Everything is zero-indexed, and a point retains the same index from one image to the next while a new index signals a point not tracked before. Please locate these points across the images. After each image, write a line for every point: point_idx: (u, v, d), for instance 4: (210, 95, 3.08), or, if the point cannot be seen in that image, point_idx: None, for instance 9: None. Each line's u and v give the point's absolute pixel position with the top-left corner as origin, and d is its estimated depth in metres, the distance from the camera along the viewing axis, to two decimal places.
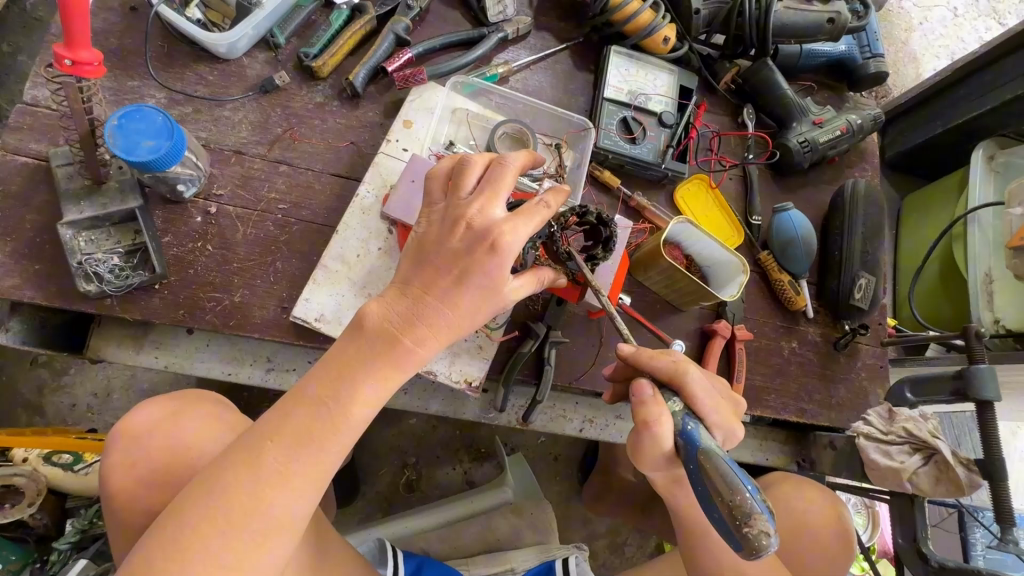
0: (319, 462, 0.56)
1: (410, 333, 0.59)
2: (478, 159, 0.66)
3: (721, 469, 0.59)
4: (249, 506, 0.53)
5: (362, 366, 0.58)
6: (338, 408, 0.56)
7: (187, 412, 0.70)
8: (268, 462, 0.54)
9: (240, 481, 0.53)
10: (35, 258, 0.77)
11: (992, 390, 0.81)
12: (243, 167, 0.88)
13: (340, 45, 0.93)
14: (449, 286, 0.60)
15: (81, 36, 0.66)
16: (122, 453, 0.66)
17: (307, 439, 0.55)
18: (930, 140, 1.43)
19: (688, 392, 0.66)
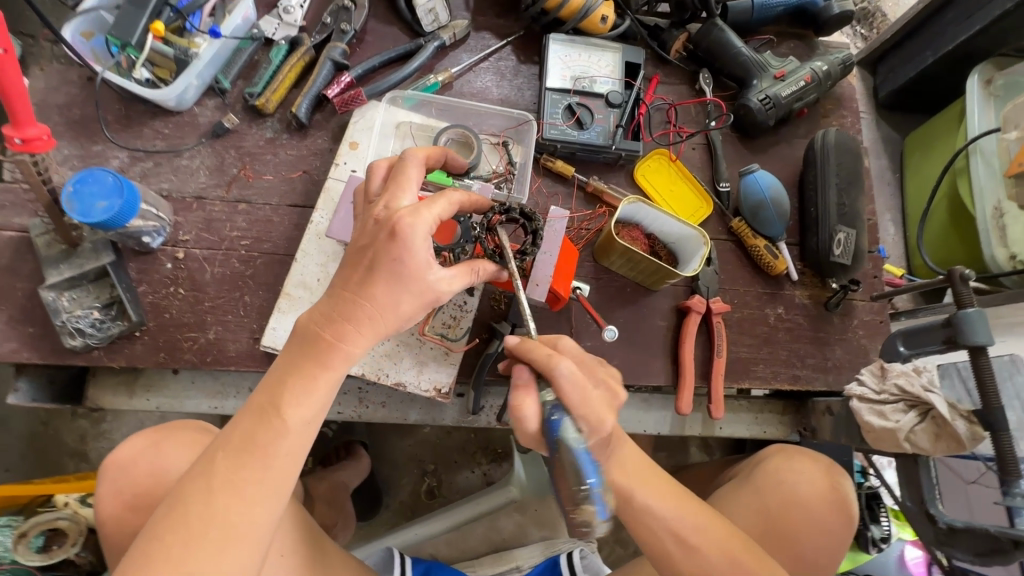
0: (269, 469, 0.57)
1: (336, 334, 0.60)
2: (382, 162, 0.72)
3: (567, 458, 0.58)
4: (205, 514, 0.55)
5: (298, 372, 0.60)
6: (276, 413, 0.58)
7: (168, 437, 0.73)
8: (219, 472, 0.57)
9: (198, 492, 0.56)
10: (29, 323, 0.84)
11: (983, 334, 0.75)
12: (205, 211, 0.93)
13: (281, 80, 0.96)
14: (363, 279, 0.61)
15: (26, 116, 0.71)
16: (110, 484, 0.69)
17: (254, 447, 0.57)
18: (923, 73, 1.34)
19: (557, 385, 0.60)
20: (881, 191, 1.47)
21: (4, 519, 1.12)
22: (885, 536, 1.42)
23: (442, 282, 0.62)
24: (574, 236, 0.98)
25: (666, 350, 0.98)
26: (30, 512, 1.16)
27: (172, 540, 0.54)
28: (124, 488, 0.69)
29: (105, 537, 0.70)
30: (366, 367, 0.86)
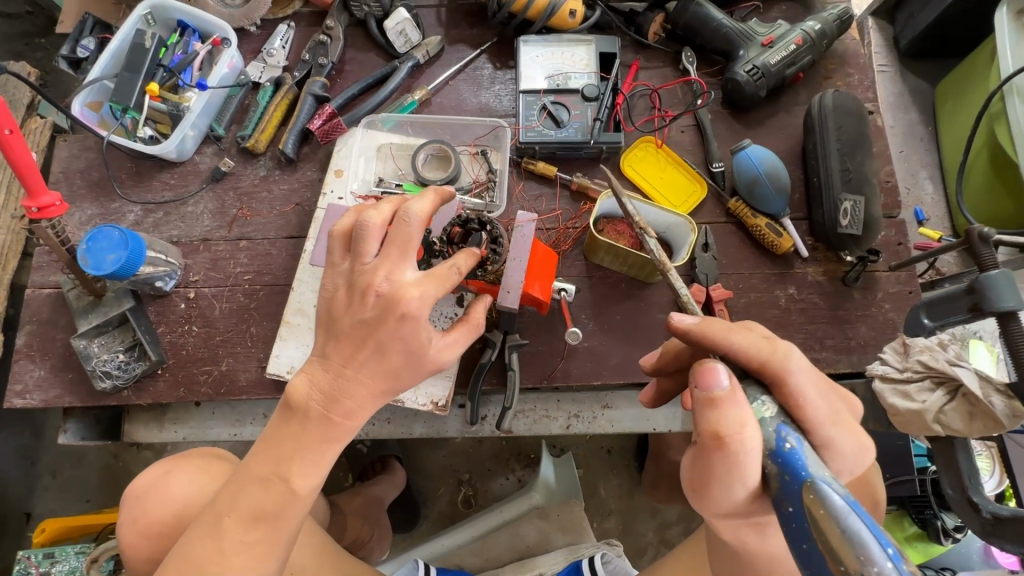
0: (277, 533, 0.60)
1: (337, 408, 0.61)
2: (377, 215, 0.62)
3: (844, 516, 0.46)
4: (220, 569, 0.59)
5: (304, 444, 0.61)
6: (284, 484, 0.60)
7: (177, 470, 0.78)
8: (230, 537, 0.60)
9: (210, 550, 0.60)
10: (68, 369, 0.93)
11: (1012, 298, 0.66)
12: (211, 252, 0.99)
13: (268, 120, 1.01)
14: (369, 356, 0.61)
15: (38, 185, 0.80)
16: (129, 511, 0.76)
17: (263, 514, 0.60)
18: (944, 15, 1.22)
19: (790, 392, 0.56)
20: (914, 148, 1.34)
21: (78, 546, 1.23)
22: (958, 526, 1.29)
23: (449, 353, 0.64)
24: (561, 237, 0.97)
25: None
26: (99, 538, 1.26)
27: None
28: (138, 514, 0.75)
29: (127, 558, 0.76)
30: None
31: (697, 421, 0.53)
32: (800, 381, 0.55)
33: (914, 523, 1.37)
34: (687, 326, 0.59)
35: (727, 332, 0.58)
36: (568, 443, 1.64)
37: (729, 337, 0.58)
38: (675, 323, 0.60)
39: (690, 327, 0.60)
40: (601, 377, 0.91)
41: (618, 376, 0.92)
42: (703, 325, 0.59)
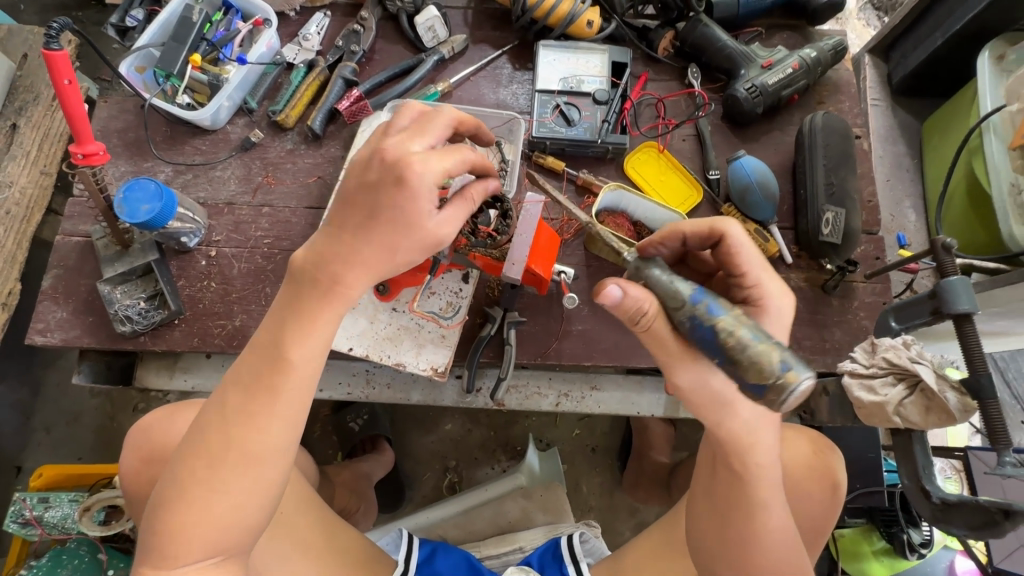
0: (280, 398, 0.62)
1: (340, 276, 0.64)
2: (414, 107, 0.71)
3: (699, 344, 0.60)
4: (226, 441, 0.61)
5: (307, 312, 0.64)
6: (286, 350, 0.63)
7: (182, 408, 0.88)
8: (233, 408, 0.62)
9: (216, 423, 0.62)
10: (89, 313, 0.99)
11: (967, 302, 0.73)
12: (234, 215, 1.05)
13: (299, 97, 1.08)
14: (363, 222, 0.64)
15: (87, 134, 0.86)
16: (134, 439, 0.86)
17: (264, 380, 0.62)
18: (933, 56, 1.31)
19: (731, 244, 0.72)
20: (900, 179, 1.43)
21: (72, 494, 1.26)
22: (926, 542, 1.36)
23: (447, 228, 0.68)
24: (564, 227, 1.03)
25: None
26: (94, 489, 1.29)
27: (205, 465, 0.60)
28: (144, 444, 0.85)
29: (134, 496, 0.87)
30: (369, 349, 0.95)
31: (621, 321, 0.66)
32: (735, 231, 0.71)
33: (882, 539, 1.43)
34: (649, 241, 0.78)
35: (676, 224, 0.75)
36: (554, 438, 1.69)
37: (678, 227, 0.75)
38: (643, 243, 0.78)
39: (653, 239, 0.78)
40: (592, 358, 0.97)
41: (608, 358, 0.97)
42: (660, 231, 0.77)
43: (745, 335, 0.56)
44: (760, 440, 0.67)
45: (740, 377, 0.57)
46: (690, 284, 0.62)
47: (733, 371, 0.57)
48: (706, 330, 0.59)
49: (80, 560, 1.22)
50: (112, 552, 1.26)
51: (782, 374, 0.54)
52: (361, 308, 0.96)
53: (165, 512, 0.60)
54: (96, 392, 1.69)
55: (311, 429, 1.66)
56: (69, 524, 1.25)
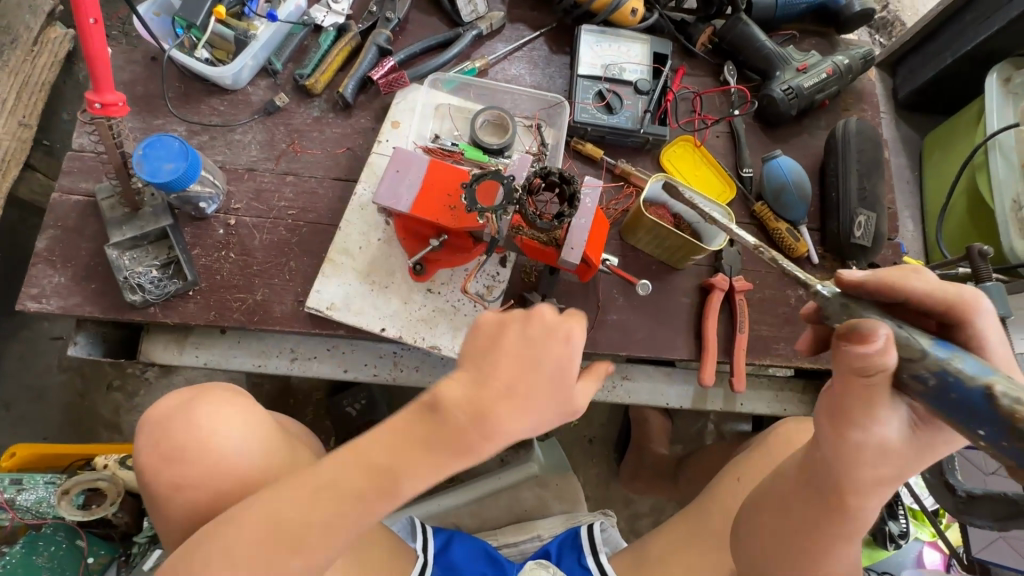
0: (310, 547, 0.53)
1: (462, 436, 0.52)
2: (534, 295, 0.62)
3: (941, 407, 0.51)
4: (244, 571, 0.52)
5: (405, 472, 0.53)
6: (354, 502, 0.54)
7: (200, 400, 0.76)
8: (266, 540, 0.53)
9: (243, 542, 0.53)
10: (91, 279, 0.90)
11: (1002, 307, 0.77)
12: (255, 182, 0.99)
13: (329, 62, 1.02)
14: (500, 384, 0.53)
15: (107, 81, 0.78)
16: (151, 433, 0.74)
17: (307, 527, 0.53)
18: (940, 74, 1.37)
19: (974, 334, 0.55)
20: (900, 190, 1.50)
21: (48, 476, 1.17)
22: (904, 533, 1.44)
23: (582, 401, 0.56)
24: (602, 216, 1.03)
25: (688, 326, 1.00)
26: (70, 471, 1.21)
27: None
28: (159, 440, 0.74)
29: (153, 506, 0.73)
30: (403, 331, 0.92)
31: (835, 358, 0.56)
32: (985, 319, 0.54)
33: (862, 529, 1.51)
34: (859, 278, 0.58)
35: (907, 278, 0.56)
36: (554, 428, 1.69)
37: (908, 280, 0.56)
38: (845, 275, 0.59)
39: (864, 279, 0.58)
40: (627, 349, 0.97)
41: (643, 349, 0.98)
42: (878, 274, 0.57)
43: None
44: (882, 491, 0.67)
45: (1007, 458, 0.48)
46: (927, 333, 0.53)
47: (1012, 451, 0.47)
48: (971, 393, 0.49)
49: (57, 546, 1.13)
50: (92, 539, 1.18)
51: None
52: (396, 288, 0.93)
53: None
54: (66, 366, 1.56)
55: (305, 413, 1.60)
56: (43, 508, 1.14)
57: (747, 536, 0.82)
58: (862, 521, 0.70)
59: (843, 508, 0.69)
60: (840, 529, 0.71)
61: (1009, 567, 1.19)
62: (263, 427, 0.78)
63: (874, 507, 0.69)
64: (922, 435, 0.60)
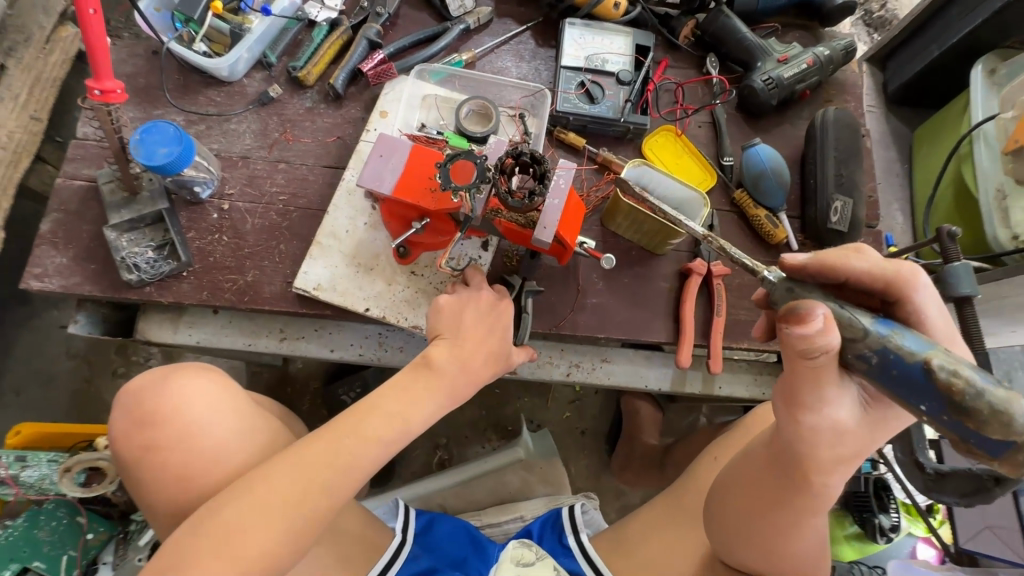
0: (338, 477, 0.69)
1: (450, 379, 0.78)
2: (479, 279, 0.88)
3: (886, 385, 0.52)
4: (285, 497, 0.66)
5: (409, 404, 0.75)
6: (375, 437, 0.72)
7: (175, 373, 0.80)
8: (306, 471, 0.68)
9: (281, 479, 0.67)
10: (91, 260, 0.95)
11: (969, 286, 0.79)
12: (249, 168, 1.03)
13: (321, 55, 1.06)
14: (473, 337, 0.81)
15: (106, 70, 0.82)
16: (128, 404, 0.79)
17: (336, 461, 0.69)
18: (929, 67, 1.38)
19: (913, 310, 0.58)
20: (890, 183, 1.50)
21: (51, 454, 1.20)
22: (894, 526, 1.42)
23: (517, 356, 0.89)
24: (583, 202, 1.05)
25: (667, 310, 1.02)
26: (73, 451, 1.25)
27: (258, 512, 0.65)
28: (133, 408, 0.78)
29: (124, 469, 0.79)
30: (386, 311, 0.95)
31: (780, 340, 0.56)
32: (923, 295, 0.57)
33: (854, 523, 1.49)
34: (803, 261, 0.61)
35: (846, 259, 0.59)
36: (546, 419, 1.70)
37: (848, 262, 0.59)
38: (790, 260, 0.62)
39: (806, 263, 0.62)
40: (606, 331, 1.00)
41: (621, 331, 1.00)
42: (819, 258, 0.61)
43: (975, 378, 0.47)
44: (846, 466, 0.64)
45: (955, 427, 0.48)
46: (869, 314, 0.54)
47: (957, 424, 0.48)
48: (911, 369, 0.50)
49: (57, 522, 1.17)
50: (91, 516, 1.21)
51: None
52: (380, 270, 0.97)
53: (221, 529, 0.64)
54: (73, 354, 1.61)
55: (302, 401, 1.64)
56: (46, 484, 1.18)
57: (721, 514, 0.81)
58: (824, 494, 0.67)
59: (806, 484, 0.66)
60: (802, 503, 0.69)
61: (997, 558, 1.20)
62: (231, 406, 0.80)
63: (837, 482, 0.66)
64: (874, 413, 0.59)
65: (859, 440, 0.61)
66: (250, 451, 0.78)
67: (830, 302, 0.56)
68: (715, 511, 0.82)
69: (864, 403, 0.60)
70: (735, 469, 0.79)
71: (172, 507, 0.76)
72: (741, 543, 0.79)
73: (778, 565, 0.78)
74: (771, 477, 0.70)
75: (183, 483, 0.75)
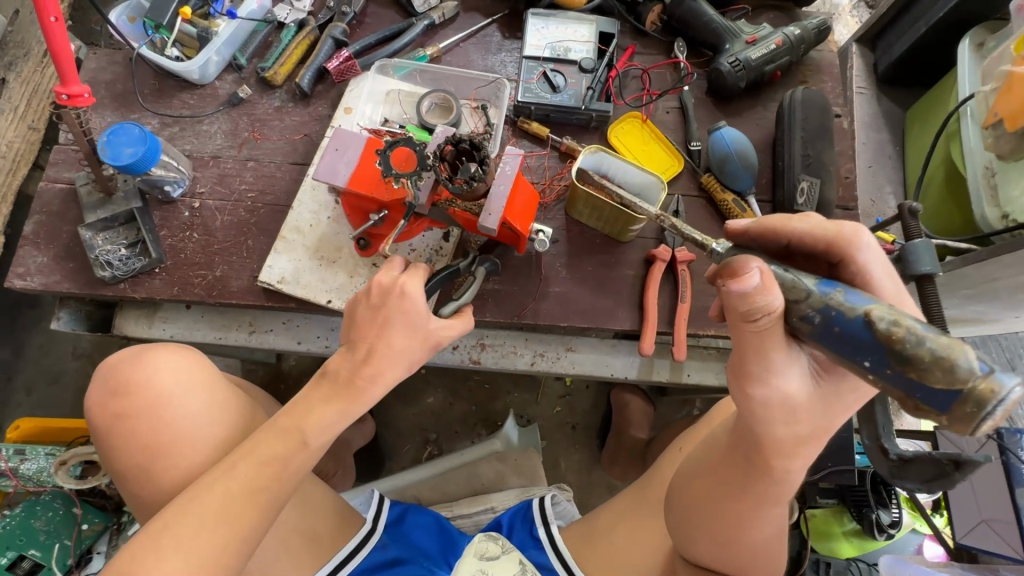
0: (261, 500, 0.65)
1: (361, 385, 0.69)
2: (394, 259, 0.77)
3: (830, 345, 0.51)
4: (199, 533, 0.62)
5: (318, 415, 0.68)
6: (293, 453, 0.67)
7: (151, 349, 0.79)
8: (220, 500, 0.63)
9: (193, 515, 0.62)
10: (70, 259, 0.99)
11: (930, 263, 0.76)
12: (219, 168, 1.06)
13: (288, 55, 1.09)
14: (379, 334, 0.70)
15: (71, 74, 0.86)
16: (104, 379, 0.78)
17: (255, 484, 0.65)
18: (917, 44, 1.33)
19: (857, 268, 0.59)
20: (881, 166, 1.45)
21: (49, 448, 1.26)
22: (894, 522, 1.34)
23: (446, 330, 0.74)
24: (546, 190, 1.05)
25: (632, 297, 1.01)
26: (70, 445, 1.29)
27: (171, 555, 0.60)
28: (109, 379, 0.77)
29: (95, 436, 0.78)
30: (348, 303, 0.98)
31: (724, 305, 0.55)
32: (865, 252, 0.58)
33: (852, 519, 1.43)
34: (745, 226, 0.65)
35: (785, 221, 0.62)
36: (535, 414, 1.70)
37: (789, 224, 0.62)
38: (733, 225, 0.67)
39: (748, 228, 0.65)
40: (568, 319, 0.99)
41: (584, 319, 0.99)
42: (759, 221, 0.64)
43: (915, 328, 0.46)
44: (804, 453, 0.62)
45: (901, 383, 0.46)
46: (813, 276, 0.54)
47: (901, 378, 0.46)
48: (853, 323, 0.49)
49: (54, 512, 1.23)
50: (86, 508, 1.26)
51: (977, 380, 0.43)
52: (343, 264, 0.99)
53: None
54: (78, 354, 1.68)
55: (293, 398, 1.67)
56: (44, 477, 1.24)
57: (680, 504, 0.79)
58: (786, 482, 0.66)
59: (766, 471, 0.64)
60: (766, 491, 0.67)
61: (997, 554, 1.14)
62: (205, 383, 0.78)
63: (799, 469, 0.65)
64: (826, 386, 0.58)
65: (815, 421, 0.59)
66: (223, 426, 0.77)
67: (774, 267, 0.56)
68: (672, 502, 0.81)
69: (814, 373, 0.58)
70: (698, 459, 0.77)
71: (140, 478, 0.74)
72: (701, 533, 0.76)
73: (737, 556, 0.76)
74: (733, 464, 0.68)
75: (150, 455, 0.74)
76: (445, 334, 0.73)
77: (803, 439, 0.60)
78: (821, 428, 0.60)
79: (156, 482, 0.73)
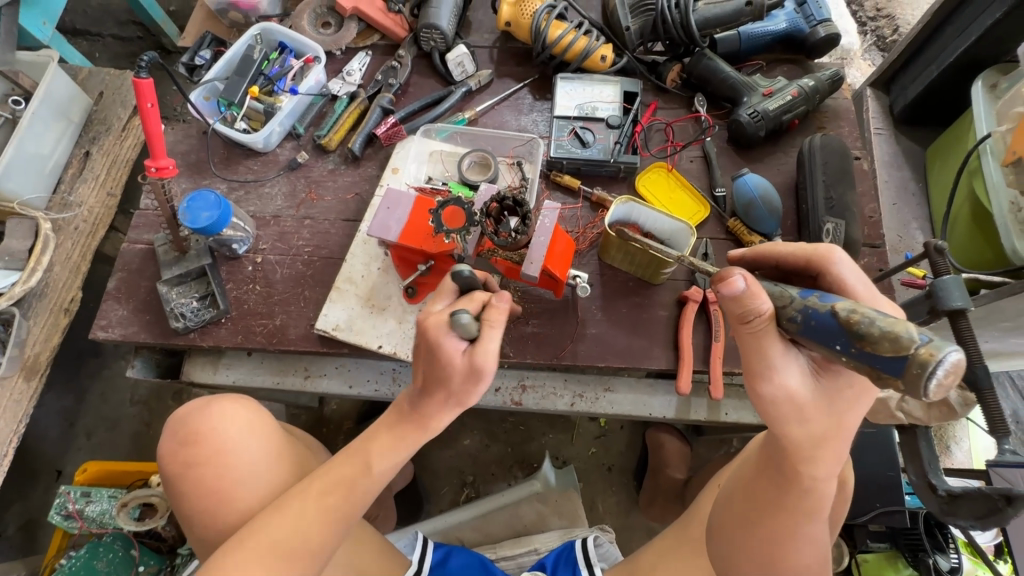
0: (352, 500, 0.76)
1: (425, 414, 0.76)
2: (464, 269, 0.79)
3: (812, 339, 0.55)
4: (301, 526, 0.74)
5: (395, 429, 0.77)
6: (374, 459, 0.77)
7: (215, 401, 0.86)
8: (319, 498, 0.75)
9: (295, 510, 0.74)
10: (147, 311, 1.09)
11: (960, 298, 0.78)
12: (279, 226, 1.16)
13: (341, 123, 1.21)
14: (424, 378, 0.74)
15: (161, 150, 0.98)
16: (173, 431, 0.84)
17: (348, 484, 0.76)
18: (931, 86, 1.38)
19: (834, 278, 0.64)
20: (906, 202, 1.48)
21: (112, 490, 1.35)
22: (954, 568, 1.26)
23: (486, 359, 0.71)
24: (580, 238, 1.12)
25: (666, 337, 1.05)
26: (130, 487, 1.36)
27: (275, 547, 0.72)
28: (178, 430, 0.84)
29: (166, 485, 0.83)
30: (397, 347, 1.04)
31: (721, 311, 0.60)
32: (840, 264, 0.63)
33: (909, 565, 1.33)
34: (742, 254, 0.73)
35: (771, 245, 0.69)
36: (571, 456, 1.70)
37: (774, 249, 0.69)
38: (732, 254, 0.74)
39: (745, 256, 0.73)
40: (606, 360, 1.03)
41: (621, 359, 1.03)
42: (751, 249, 0.72)
43: (870, 312, 0.50)
44: (826, 455, 0.64)
45: (864, 361, 0.50)
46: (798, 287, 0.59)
47: (863, 354, 0.50)
48: (824, 315, 0.54)
49: (114, 554, 1.27)
50: (144, 550, 1.31)
51: (918, 347, 0.46)
52: (392, 310, 1.06)
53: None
54: (136, 400, 1.77)
55: (335, 441, 1.72)
56: (106, 519, 1.32)
57: (719, 534, 0.79)
58: (816, 493, 0.67)
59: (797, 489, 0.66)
60: (799, 508, 0.68)
61: None
62: (262, 429, 0.86)
63: (827, 476, 0.66)
64: (825, 382, 0.61)
65: (826, 418, 0.62)
66: (278, 466, 0.84)
67: (766, 284, 0.62)
68: (712, 535, 0.81)
69: (814, 371, 0.61)
70: (734, 486, 0.79)
71: (205, 520, 0.80)
72: (745, 564, 0.75)
73: None
74: (768, 488, 0.70)
75: (215, 500, 0.80)
76: (487, 365, 0.71)
77: (821, 436, 0.62)
78: (835, 421, 0.62)
79: (218, 526, 0.79)
